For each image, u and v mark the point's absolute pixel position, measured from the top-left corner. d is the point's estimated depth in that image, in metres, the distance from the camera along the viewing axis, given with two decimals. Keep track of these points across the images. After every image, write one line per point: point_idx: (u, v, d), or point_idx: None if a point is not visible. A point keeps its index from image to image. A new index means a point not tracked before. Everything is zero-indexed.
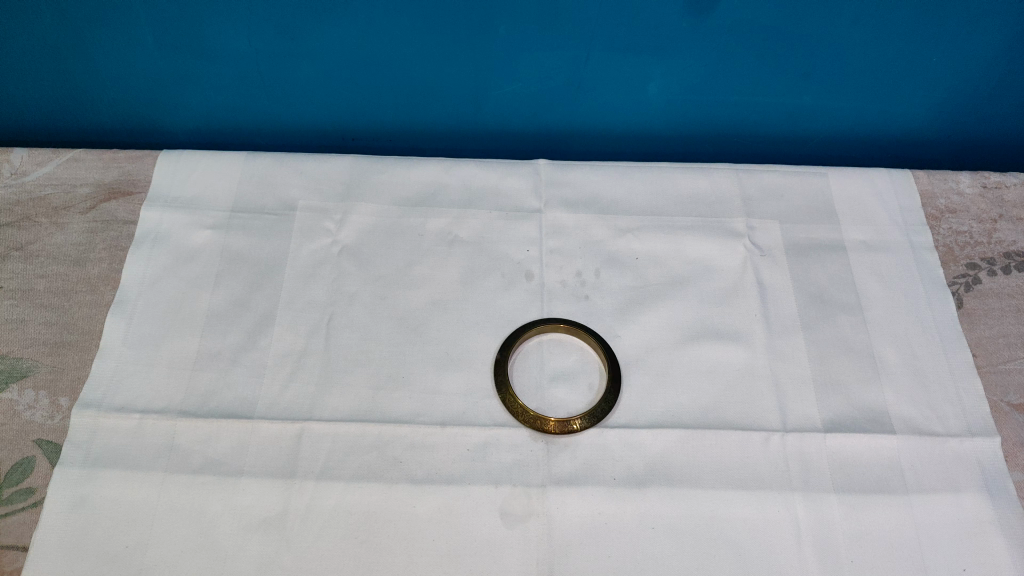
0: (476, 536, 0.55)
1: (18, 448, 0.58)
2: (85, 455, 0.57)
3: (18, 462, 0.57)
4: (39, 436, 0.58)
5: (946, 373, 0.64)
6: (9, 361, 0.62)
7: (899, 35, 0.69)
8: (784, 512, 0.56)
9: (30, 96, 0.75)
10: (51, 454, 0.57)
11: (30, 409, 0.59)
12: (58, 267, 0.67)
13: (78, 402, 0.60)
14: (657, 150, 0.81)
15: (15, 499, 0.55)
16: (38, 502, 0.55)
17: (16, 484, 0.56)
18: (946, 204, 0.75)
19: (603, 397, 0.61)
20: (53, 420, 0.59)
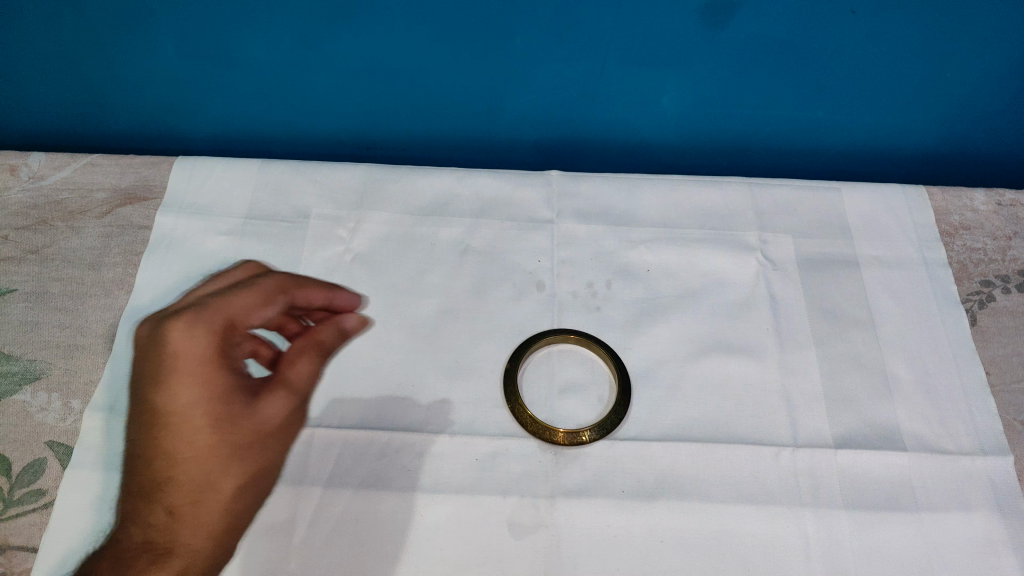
0: (484, 546, 0.55)
1: (214, 437, 0.57)
2: (201, 479, 0.56)
3: (199, 453, 0.57)
4: (230, 430, 0.58)
5: (959, 392, 0.63)
6: (217, 347, 0.61)
7: (915, 51, 0.68)
8: (793, 528, 0.56)
9: (49, 102, 0.76)
10: (246, 454, 0.57)
11: (230, 397, 0.59)
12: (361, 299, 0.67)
13: (281, 408, 0.60)
14: (670, 162, 0.81)
15: (178, 514, 0.55)
16: (173, 524, 0.54)
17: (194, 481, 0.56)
18: (960, 221, 0.74)
19: (613, 408, 0.61)
20: (254, 422, 0.58)
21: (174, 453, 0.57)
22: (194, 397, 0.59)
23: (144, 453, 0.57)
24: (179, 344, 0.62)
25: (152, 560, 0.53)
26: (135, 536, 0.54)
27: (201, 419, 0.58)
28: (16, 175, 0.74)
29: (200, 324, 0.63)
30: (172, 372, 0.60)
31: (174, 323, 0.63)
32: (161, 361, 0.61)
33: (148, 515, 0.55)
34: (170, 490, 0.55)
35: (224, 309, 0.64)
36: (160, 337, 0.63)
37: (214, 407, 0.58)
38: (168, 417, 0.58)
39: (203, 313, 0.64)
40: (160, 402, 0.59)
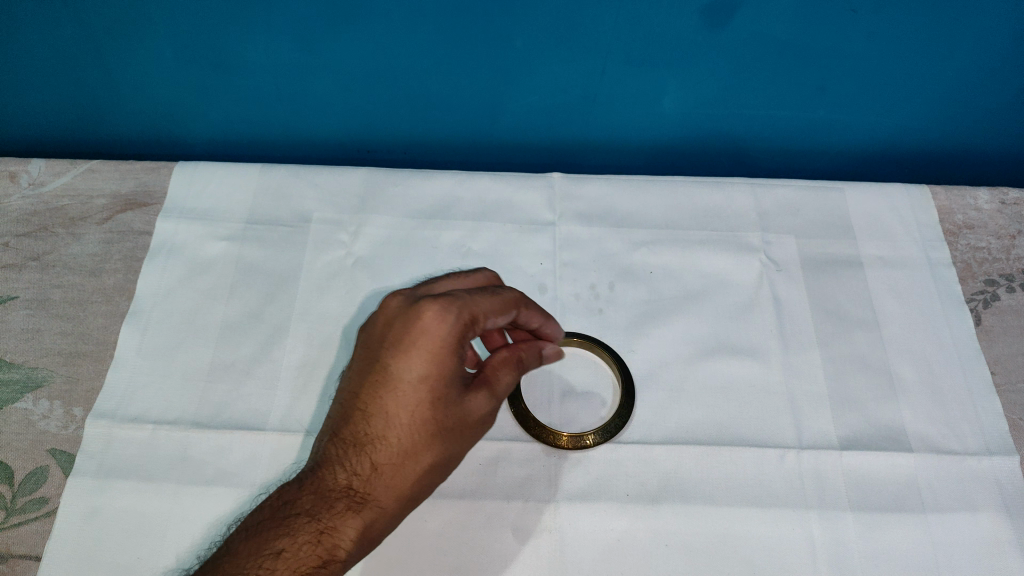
0: (489, 551, 0.54)
1: (447, 414, 0.51)
2: (447, 456, 0.52)
3: (418, 424, 0.51)
4: (449, 412, 0.51)
5: (965, 392, 0.63)
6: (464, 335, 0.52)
7: (918, 50, 0.68)
8: (800, 531, 0.56)
9: (49, 108, 0.76)
10: (448, 436, 0.51)
11: (460, 379, 0.52)
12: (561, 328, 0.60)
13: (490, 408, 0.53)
14: (672, 162, 0.81)
15: (380, 470, 0.50)
16: (373, 478, 0.50)
17: (393, 442, 0.50)
18: (964, 220, 0.74)
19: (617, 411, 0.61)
20: (459, 415, 0.51)
21: (396, 417, 0.50)
22: (425, 370, 0.51)
23: (375, 413, 0.51)
24: (442, 320, 0.51)
25: (348, 507, 0.50)
26: (340, 478, 0.50)
27: (437, 394, 0.51)
28: (16, 182, 0.74)
29: (452, 310, 0.51)
30: (428, 346, 0.51)
31: (431, 301, 0.51)
32: (405, 332, 0.51)
33: (355, 463, 0.51)
34: (378, 448, 0.51)
35: (489, 298, 0.53)
36: (420, 308, 0.51)
37: (443, 384, 0.51)
38: (411, 390, 0.51)
39: (470, 295, 0.53)
40: (399, 374, 0.51)
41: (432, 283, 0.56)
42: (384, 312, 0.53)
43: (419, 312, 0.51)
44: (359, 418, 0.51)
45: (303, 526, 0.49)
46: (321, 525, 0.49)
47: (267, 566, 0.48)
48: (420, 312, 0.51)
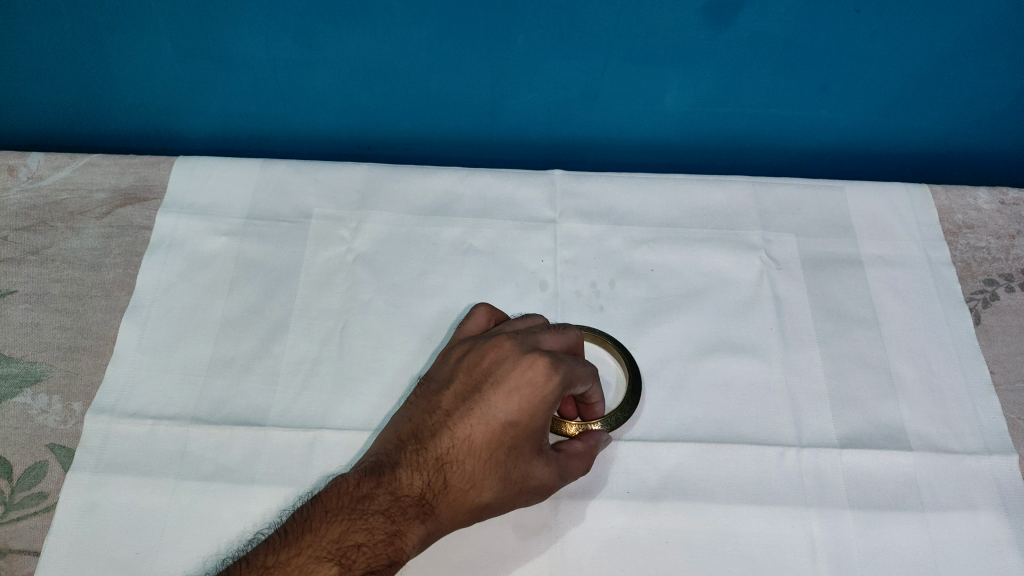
0: (489, 547, 0.55)
1: (519, 465, 0.53)
2: (501, 504, 0.53)
3: (493, 464, 0.52)
4: (519, 464, 0.53)
5: (964, 391, 0.63)
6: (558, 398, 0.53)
7: (919, 50, 0.68)
8: (799, 528, 0.56)
9: (48, 102, 0.76)
10: (510, 487, 0.53)
11: (541, 437, 0.53)
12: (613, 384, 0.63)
13: (552, 474, 0.54)
14: (673, 161, 0.81)
15: (449, 489, 0.52)
16: (440, 495, 0.52)
17: (468, 473, 0.52)
18: (964, 220, 0.74)
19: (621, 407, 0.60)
20: (527, 471, 0.53)
21: (477, 450, 0.52)
22: (516, 417, 0.52)
23: (461, 439, 0.52)
24: (547, 382, 0.52)
25: (416, 514, 0.51)
26: (416, 484, 0.52)
27: (518, 445, 0.52)
28: (15, 176, 0.74)
29: (559, 370, 0.53)
30: (528, 401, 0.52)
31: (544, 356, 0.53)
32: (511, 377, 0.53)
33: (431, 475, 0.52)
34: (454, 472, 0.52)
35: (584, 369, 0.55)
36: (531, 361, 0.53)
37: (526, 435, 0.53)
38: (497, 431, 0.52)
39: (574, 361, 0.54)
40: (494, 416, 0.52)
41: (535, 329, 0.57)
42: (495, 349, 0.54)
43: (530, 363, 0.53)
44: (448, 438, 0.52)
45: (378, 523, 0.50)
46: (394, 526, 0.50)
47: (341, 554, 0.49)
48: (530, 365, 0.53)
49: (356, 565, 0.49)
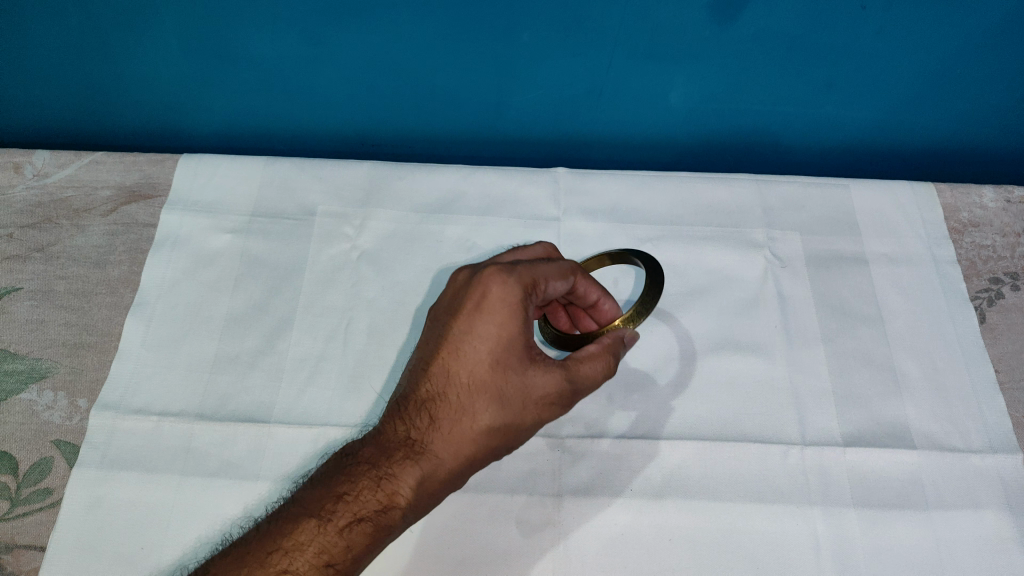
0: (493, 544, 0.55)
1: (506, 380, 0.52)
2: (511, 422, 0.52)
3: (476, 385, 0.51)
4: (509, 378, 0.52)
5: (969, 389, 0.63)
6: (525, 304, 0.52)
7: (926, 48, 0.68)
8: (804, 526, 0.56)
9: (53, 99, 0.76)
10: (510, 403, 0.52)
11: (523, 346, 0.52)
12: (619, 311, 0.62)
13: (556, 380, 0.52)
14: (678, 159, 0.81)
15: (438, 423, 0.52)
16: (431, 432, 0.52)
17: (453, 403, 0.52)
18: (969, 217, 0.74)
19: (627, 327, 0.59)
20: (522, 383, 0.52)
21: (454, 376, 0.52)
22: (483, 331, 0.52)
23: (437, 372, 0.52)
24: (503, 286, 0.52)
25: (406, 456, 0.52)
26: (399, 429, 0.52)
27: (496, 359, 0.52)
28: (20, 174, 0.74)
29: (512, 274, 0.52)
30: (489, 309, 0.52)
31: (491, 267, 0.53)
32: (467, 297, 0.53)
33: (415, 417, 0.52)
34: (440, 406, 0.52)
35: (551, 269, 0.54)
36: (481, 274, 0.53)
37: (503, 348, 0.52)
38: (469, 350, 0.52)
39: (533, 263, 0.54)
40: (464, 337, 0.52)
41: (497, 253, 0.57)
42: (452, 283, 0.55)
43: (480, 278, 0.53)
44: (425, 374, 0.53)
45: (363, 472, 0.52)
46: (379, 471, 0.52)
47: (325, 507, 0.52)
48: (484, 278, 0.53)
49: (338, 515, 0.51)
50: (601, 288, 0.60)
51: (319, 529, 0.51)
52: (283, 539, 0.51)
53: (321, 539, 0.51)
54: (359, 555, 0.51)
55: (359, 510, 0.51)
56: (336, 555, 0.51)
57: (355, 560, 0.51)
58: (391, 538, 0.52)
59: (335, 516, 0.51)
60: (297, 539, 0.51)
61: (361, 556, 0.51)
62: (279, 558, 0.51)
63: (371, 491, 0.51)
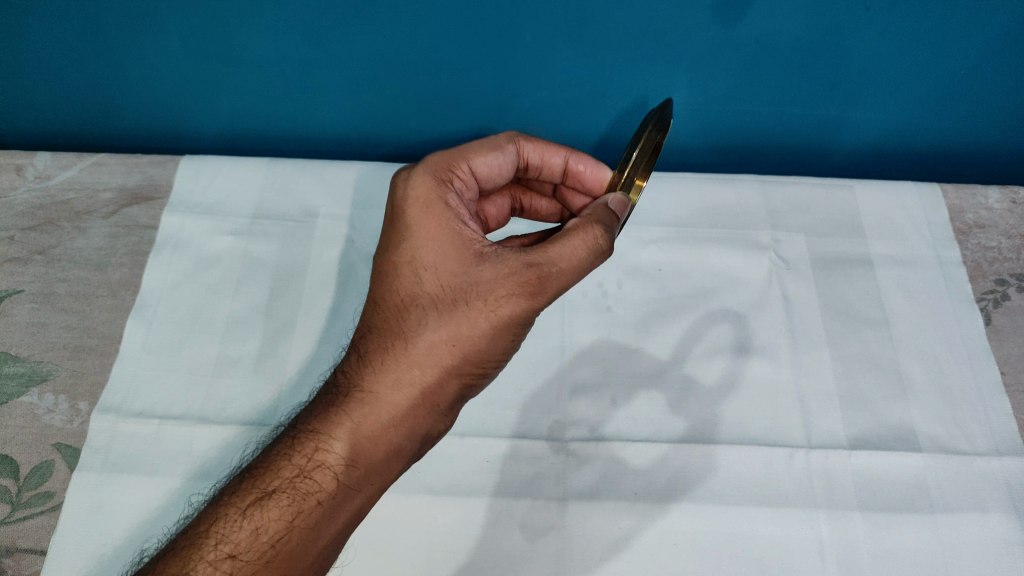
0: (496, 549, 0.55)
1: (437, 284, 0.51)
2: (456, 328, 0.51)
3: (405, 302, 0.51)
4: (441, 282, 0.51)
5: (975, 392, 0.63)
6: (443, 198, 0.53)
7: (931, 50, 0.67)
8: (808, 531, 0.56)
9: (55, 101, 0.75)
10: (448, 309, 0.51)
11: (453, 242, 0.52)
12: (601, 171, 0.64)
13: (499, 270, 0.51)
14: (682, 159, 0.81)
15: (370, 355, 0.52)
16: (364, 367, 0.51)
17: (384, 329, 0.52)
18: (974, 219, 0.73)
19: (639, 162, 0.59)
20: (459, 284, 0.51)
21: (382, 299, 0.52)
22: (402, 240, 0.53)
23: (369, 307, 0.53)
24: (409, 183, 0.54)
25: (333, 404, 0.51)
26: (334, 379, 0.53)
27: (416, 263, 0.52)
28: (22, 175, 0.73)
29: (420, 175, 0.54)
30: (399, 214, 0.53)
31: (402, 174, 0.55)
32: (387, 218, 0.54)
33: (349, 362, 0.53)
34: (372, 338, 0.52)
35: (469, 151, 0.57)
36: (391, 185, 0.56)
37: (430, 253, 0.52)
38: (394, 263, 0.52)
39: (447, 153, 0.57)
40: (384, 254, 0.53)
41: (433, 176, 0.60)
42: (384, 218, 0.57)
43: (394, 190, 0.55)
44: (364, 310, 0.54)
45: (287, 437, 0.52)
46: (303, 430, 0.51)
47: (240, 487, 0.51)
48: (396, 190, 0.55)
49: (251, 493, 0.50)
50: (562, 150, 0.62)
51: (221, 516, 0.50)
52: (182, 539, 0.50)
53: (225, 531, 0.49)
54: (283, 532, 0.49)
55: (272, 484, 0.50)
56: (242, 543, 0.49)
57: (280, 536, 0.49)
58: (335, 502, 0.50)
59: (235, 500, 0.50)
60: (203, 528, 0.50)
61: (290, 534, 0.49)
62: (173, 565, 0.48)
63: (288, 458, 0.51)
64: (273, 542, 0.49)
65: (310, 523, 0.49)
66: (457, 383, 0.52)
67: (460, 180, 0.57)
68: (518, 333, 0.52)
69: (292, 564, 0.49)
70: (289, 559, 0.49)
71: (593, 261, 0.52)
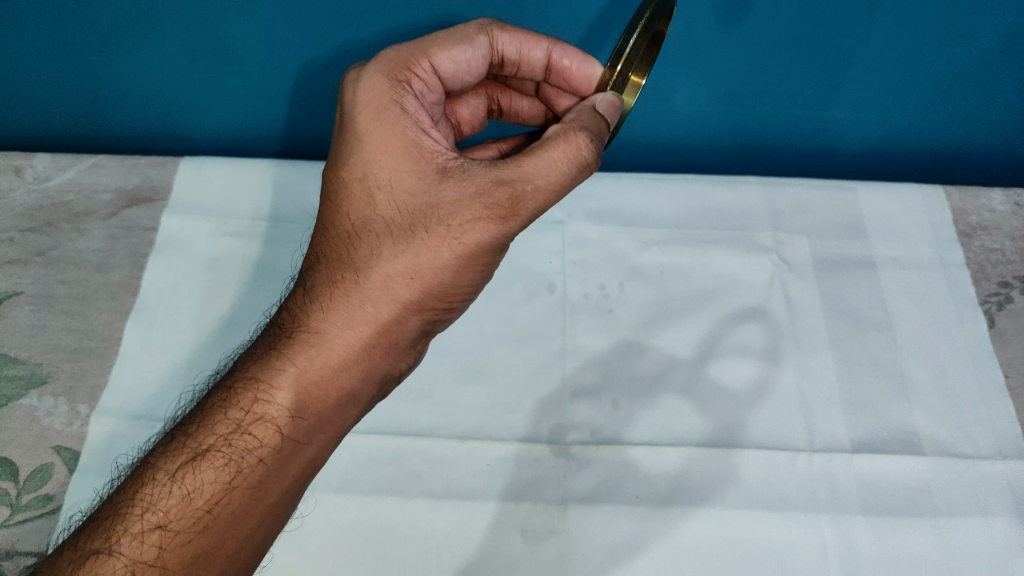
0: (497, 553, 0.55)
1: (393, 209, 0.50)
2: (416, 257, 0.50)
3: (358, 228, 0.51)
4: (397, 207, 0.50)
5: (979, 395, 0.62)
6: (398, 103, 0.52)
7: (933, 50, 0.67)
8: (811, 535, 0.56)
9: (53, 102, 0.75)
10: (407, 236, 0.50)
11: (410, 158, 0.51)
12: (590, 66, 0.60)
13: (459, 190, 0.49)
14: (683, 160, 0.81)
15: (321, 291, 0.52)
16: (315, 304, 0.52)
17: (336, 265, 0.51)
18: (977, 221, 0.72)
19: (633, 56, 0.58)
20: (415, 210, 0.50)
21: (333, 225, 0.52)
22: (354, 160, 0.51)
23: (320, 237, 0.53)
24: (359, 87, 0.53)
25: (279, 350, 0.51)
26: (284, 319, 0.52)
27: (368, 182, 0.51)
28: (21, 176, 0.73)
29: (373, 78, 0.53)
30: (349, 122, 0.52)
31: (355, 73, 0.54)
32: (338, 137, 0.53)
33: (300, 299, 0.52)
34: (321, 271, 0.52)
35: (429, 46, 0.55)
36: (342, 88, 0.54)
37: (385, 174, 0.51)
38: (349, 181, 0.52)
39: (405, 48, 0.55)
40: (336, 172, 0.52)
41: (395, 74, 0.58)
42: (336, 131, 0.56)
43: (345, 93, 0.53)
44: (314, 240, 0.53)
45: (225, 388, 0.51)
46: (244, 381, 0.51)
47: (174, 446, 0.50)
48: (345, 95, 0.53)
49: (186, 453, 0.49)
50: (543, 43, 0.59)
51: (151, 481, 0.48)
52: (109, 509, 0.48)
53: (152, 498, 0.48)
54: (222, 496, 0.48)
55: (206, 443, 0.49)
56: (173, 510, 0.47)
57: (219, 499, 0.48)
58: (280, 458, 0.50)
59: (165, 463, 0.49)
60: (132, 494, 0.48)
61: (229, 495, 0.48)
62: (98, 538, 0.47)
63: (224, 413, 0.50)
64: (210, 506, 0.48)
65: (253, 482, 0.49)
66: (417, 315, 0.53)
67: (419, 79, 0.55)
68: (482, 262, 0.52)
69: (233, 528, 0.48)
70: (230, 522, 0.48)
71: (577, 174, 0.50)
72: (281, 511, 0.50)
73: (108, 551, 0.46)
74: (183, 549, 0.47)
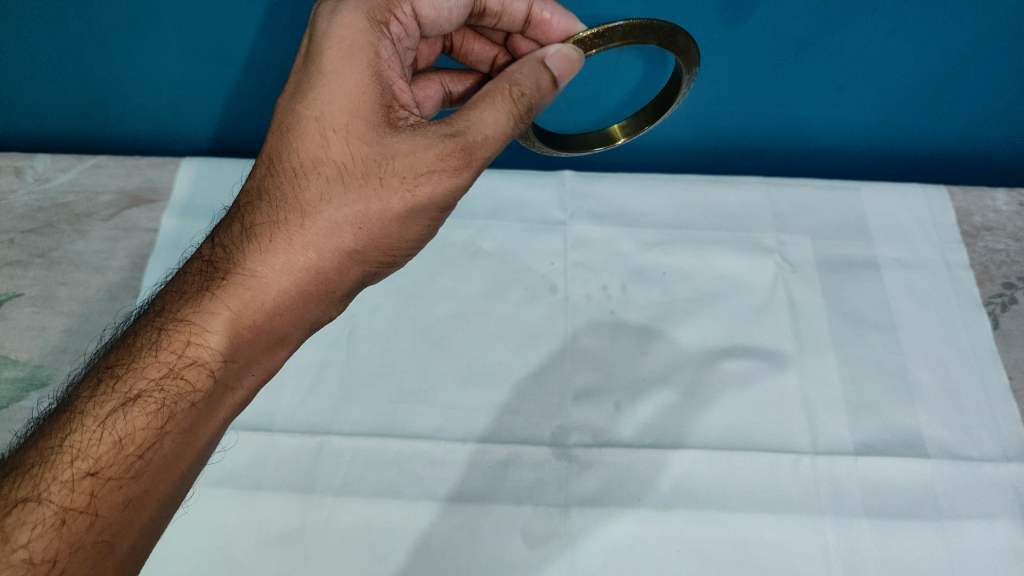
0: (497, 556, 0.54)
1: (345, 153, 0.47)
2: (367, 205, 0.47)
3: (309, 168, 0.48)
4: (352, 150, 0.47)
5: (983, 397, 0.62)
6: (373, 44, 0.49)
7: (937, 49, 0.66)
8: (814, 538, 0.56)
9: (52, 103, 0.75)
10: (360, 183, 0.47)
11: (374, 103, 0.48)
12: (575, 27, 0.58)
13: (419, 141, 0.47)
14: (687, 161, 0.81)
15: (263, 233, 0.48)
16: (254, 245, 0.48)
17: (279, 204, 0.48)
18: (982, 221, 0.71)
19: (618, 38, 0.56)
20: (371, 154, 0.47)
21: (280, 162, 0.49)
22: (315, 96, 0.48)
23: (264, 172, 0.49)
24: (334, 21, 0.50)
25: (214, 291, 0.47)
26: (217, 256, 0.48)
27: (324, 122, 0.48)
28: (22, 178, 0.73)
29: (348, 14, 0.50)
30: (316, 54, 0.49)
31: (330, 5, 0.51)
32: (298, 69, 0.50)
33: (237, 238, 0.48)
34: (261, 209, 0.48)
35: None
36: (314, 17, 0.51)
37: (347, 115, 0.48)
38: (305, 118, 0.48)
39: None
40: (292, 107, 0.49)
41: None
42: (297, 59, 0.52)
43: (315, 26, 0.50)
44: (255, 172, 0.50)
45: (158, 326, 0.47)
46: (178, 322, 0.47)
47: (104, 386, 0.46)
48: (314, 27, 0.50)
49: (117, 394, 0.46)
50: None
51: (78, 426, 0.45)
52: (34, 457, 0.44)
53: (82, 445, 0.44)
54: (153, 441, 0.45)
55: (136, 387, 0.46)
56: (103, 456, 0.44)
57: (152, 443, 0.45)
58: (214, 403, 0.47)
59: (92, 407, 0.45)
60: (60, 438, 0.44)
61: (161, 441, 0.45)
62: (25, 485, 0.43)
63: (154, 356, 0.46)
64: (142, 451, 0.44)
65: (184, 428, 0.46)
66: (358, 269, 0.50)
67: (398, 22, 0.52)
68: (429, 219, 0.49)
69: (163, 474, 0.45)
70: (161, 468, 0.45)
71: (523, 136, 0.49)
72: (204, 455, 0.48)
73: (37, 499, 0.42)
74: (114, 495, 0.43)
